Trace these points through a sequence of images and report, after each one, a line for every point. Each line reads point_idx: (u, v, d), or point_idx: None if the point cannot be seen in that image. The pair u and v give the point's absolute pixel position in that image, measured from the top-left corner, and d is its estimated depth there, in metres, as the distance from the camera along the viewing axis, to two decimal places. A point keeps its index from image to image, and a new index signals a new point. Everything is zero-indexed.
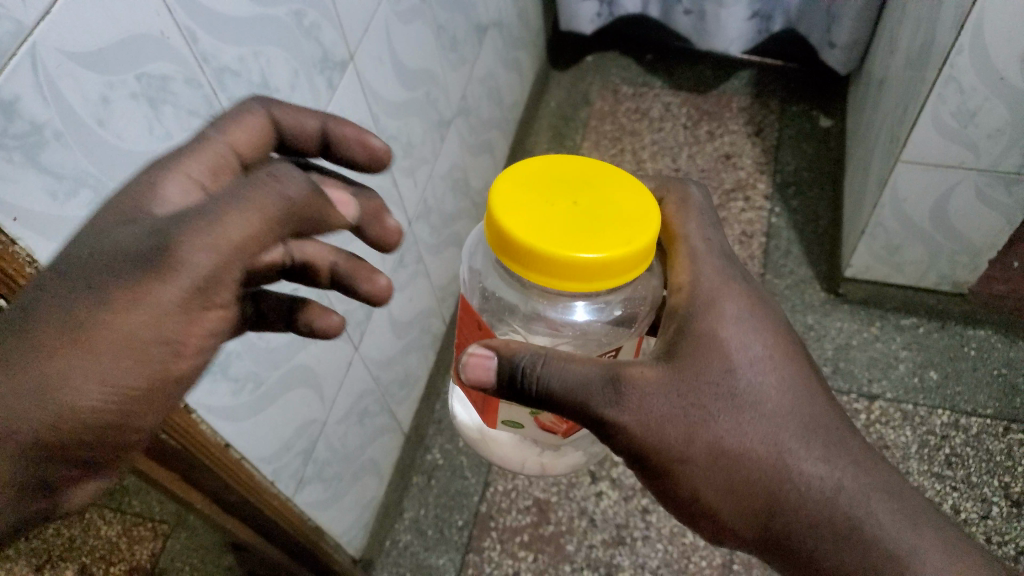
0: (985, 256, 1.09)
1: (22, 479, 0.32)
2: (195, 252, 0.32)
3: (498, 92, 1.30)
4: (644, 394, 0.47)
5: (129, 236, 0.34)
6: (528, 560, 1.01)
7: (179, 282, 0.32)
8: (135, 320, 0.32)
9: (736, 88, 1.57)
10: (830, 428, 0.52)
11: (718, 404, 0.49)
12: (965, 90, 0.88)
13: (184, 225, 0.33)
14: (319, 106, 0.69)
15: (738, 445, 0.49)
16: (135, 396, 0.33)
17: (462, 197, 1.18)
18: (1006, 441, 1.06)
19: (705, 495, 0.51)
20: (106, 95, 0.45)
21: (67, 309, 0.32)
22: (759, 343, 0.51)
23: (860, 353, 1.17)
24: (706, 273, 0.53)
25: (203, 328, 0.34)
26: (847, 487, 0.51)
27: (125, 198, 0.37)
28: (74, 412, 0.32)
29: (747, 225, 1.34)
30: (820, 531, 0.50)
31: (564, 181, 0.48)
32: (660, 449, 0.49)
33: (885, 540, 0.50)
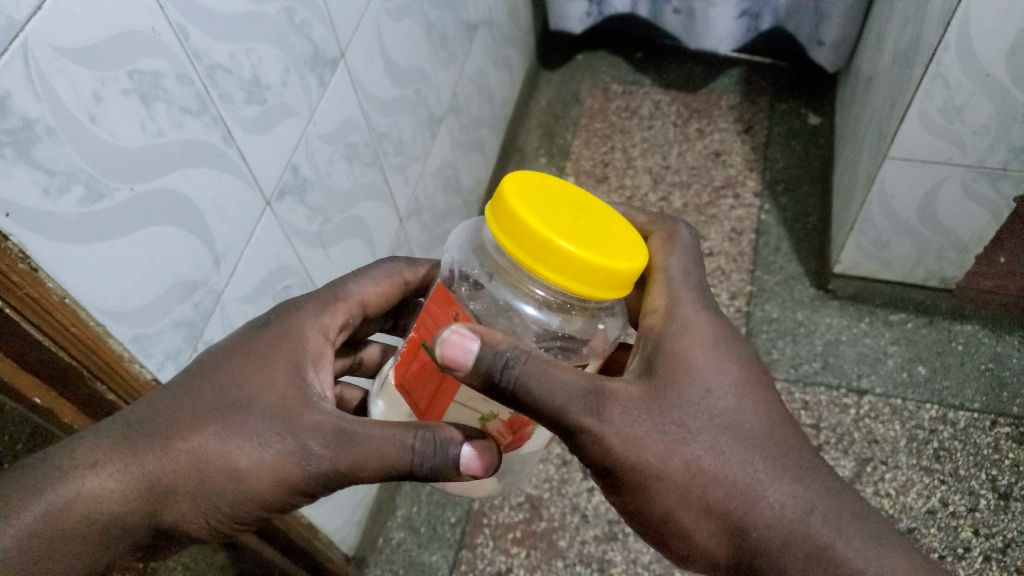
0: (972, 251, 1.10)
1: (142, 538, 0.48)
2: (340, 456, 0.47)
3: (489, 89, 1.30)
4: (624, 408, 0.47)
5: (294, 413, 0.48)
6: (521, 556, 1.02)
7: (305, 477, 0.47)
8: (263, 487, 0.47)
9: (726, 85, 1.58)
10: (799, 450, 0.52)
11: (696, 422, 0.49)
12: (951, 86, 0.88)
13: (348, 439, 0.47)
14: (310, 103, 0.69)
15: (714, 464, 0.49)
16: (234, 521, 0.49)
17: (453, 195, 1.18)
18: (993, 434, 1.07)
19: (678, 513, 0.50)
20: (97, 91, 0.45)
21: (235, 452, 0.47)
22: (733, 368, 0.52)
23: (850, 349, 1.18)
24: (682, 298, 0.53)
25: (308, 494, 0.49)
26: (818, 507, 0.50)
27: (296, 359, 0.51)
28: (197, 518, 0.48)
29: (737, 222, 1.35)
30: (792, 551, 0.50)
31: (574, 200, 0.48)
32: (636, 466, 0.48)
33: (855, 562, 0.49)
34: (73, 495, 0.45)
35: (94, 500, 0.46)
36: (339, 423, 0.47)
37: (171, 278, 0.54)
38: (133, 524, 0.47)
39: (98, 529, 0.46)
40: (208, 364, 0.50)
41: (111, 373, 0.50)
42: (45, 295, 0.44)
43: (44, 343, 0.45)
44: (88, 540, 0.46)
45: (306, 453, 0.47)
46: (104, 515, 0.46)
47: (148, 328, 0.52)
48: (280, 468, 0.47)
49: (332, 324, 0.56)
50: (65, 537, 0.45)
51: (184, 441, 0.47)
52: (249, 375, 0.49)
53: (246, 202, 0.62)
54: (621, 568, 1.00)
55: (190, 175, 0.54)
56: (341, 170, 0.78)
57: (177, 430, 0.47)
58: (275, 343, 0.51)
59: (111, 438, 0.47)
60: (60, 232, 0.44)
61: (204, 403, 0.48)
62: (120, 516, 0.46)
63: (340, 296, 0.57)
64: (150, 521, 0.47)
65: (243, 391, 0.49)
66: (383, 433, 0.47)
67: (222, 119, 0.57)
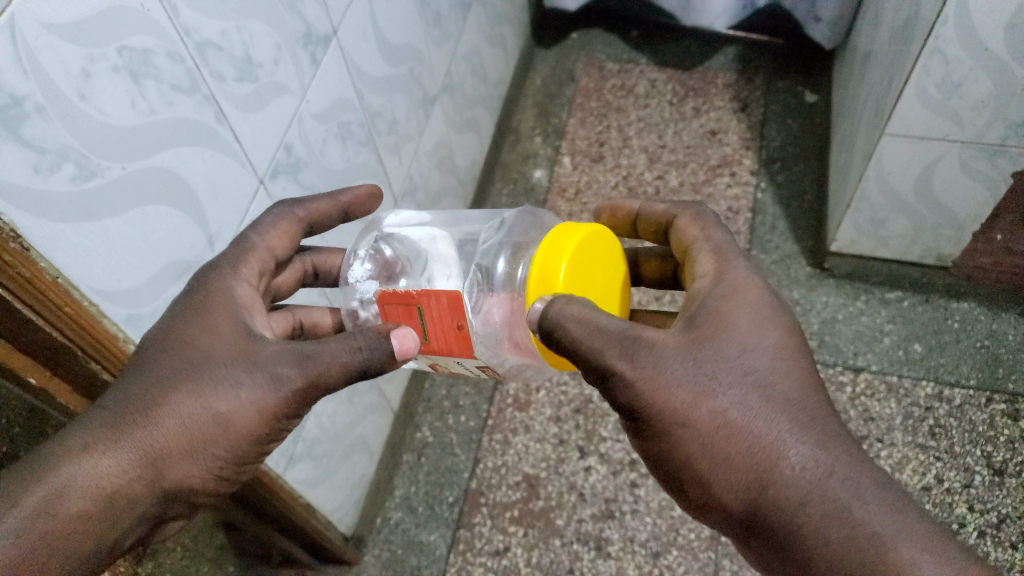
0: (969, 228, 1.10)
1: (149, 514, 0.47)
2: (313, 369, 0.49)
3: (483, 68, 1.29)
4: (660, 356, 0.50)
5: (252, 350, 0.50)
6: (518, 535, 1.02)
7: (284, 402, 0.49)
8: (249, 425, 0.48)
9: (722, 63, 1.56)
10: (829, 416, 0.51)
11: (728, 375, 0.50)
12: (949, 61, 0.88)
13: (312, 353, 0.49)
14: (303, 82, 0.68)
15: (742, 417, 0.49)
16: (229, 469, 0.50)
17: (448, 174, 1.18)
18: (988, 411, 1.07)
19: (701, 460, 0.50)
20: (86, 69, 0.44)
21: (212, 398, 0.48)
22: (775, 332, 0.52)
23: (845, 327, 1.18)
24: (735, 268, 0.55)
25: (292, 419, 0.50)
26: (837, 471, 0.48)
27: (234, 308, 0.52)
28: (196, 475, 0.48)
29: (734, 201, 1.35)
30: (808, 508, 0.47)
31: (606, 279, 0.57)
32: (662, 410, 0.50)
33: (868, 522, 0.46)
34: (69, 480, 0.44)
35: (92, 477, 0.44)
36: (295, 347, 0.50)
37: (165, 259, 0.53)
38: (135, 499, 0.46)
39: (102, 508, 0.45)
40: (162, 333, 0.50)
41: (106, 352, 0.50)
42: (38, 274, 0.43)
43: (37, 323, 0.45)
44: (96, 522, 0.44)
45: (277, 378, 0.48)
46: (106, 490, 0.45)
47: (141, 309, 0.52)
48: (260, 401, 0.48)
49: (252, 274, 0.55)
50: (72, 522, 0.43)
51: (165, 405, 0.47)
52: (200, 332, 0.50)
53: (239, 182, 0.61)
54: (618, 546, 1.00)
55: (183, 154, 0.53)
56: (335, 150, 0.77)
57: (154, 398, 0.47)
58: (214, 296, 0.52)
59: (91, 423, 0.46)
60: (51, 210, 0.43)
61: (172, 368, 0.48)
62: (120, 491, 0.45)
63: (249, 248, 0.56)
64: (152, 492, 0.46)
65: (200, 347, 0.49)
66: (334, 342, 0.50)
67: (214, 97, 0.56)
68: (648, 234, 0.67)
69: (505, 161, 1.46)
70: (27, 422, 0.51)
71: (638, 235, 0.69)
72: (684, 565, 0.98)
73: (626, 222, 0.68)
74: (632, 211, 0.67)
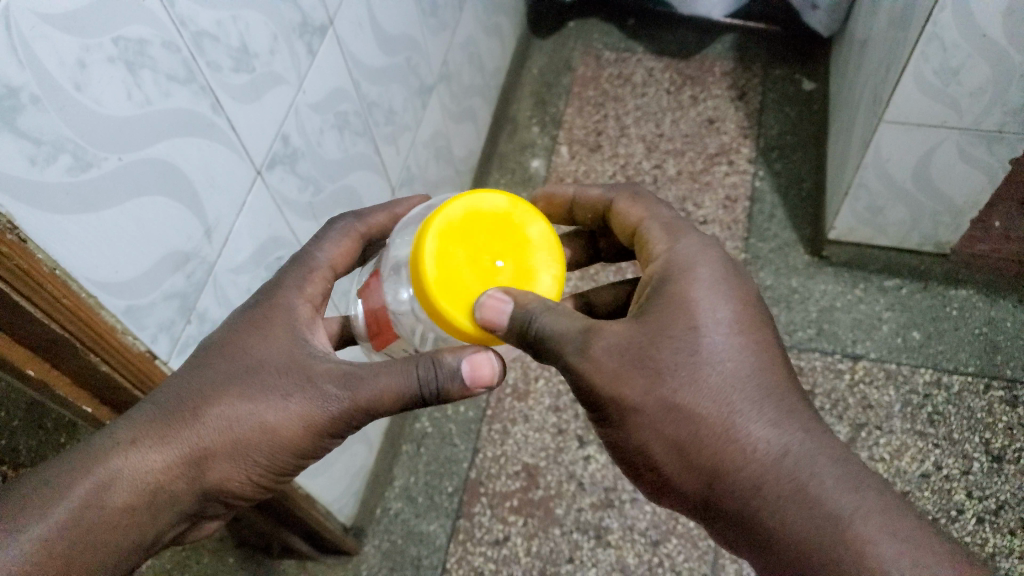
0: (966, 215, 1.10)
1: (185, 509, 0.50)
2: (362, 390, 0.50)
3: (480, 58, 1.28)
4: (611, 349, 0.49)
5: (302, 364, 0.51)
6: (518, 525, 1.03)
7: (329, 419, 0.51)
8: (291, 437, 0.50)
9: (720, 52, 1.56)
10: (785, 391, 0.51)
11: (677, 359, 0.49)
12: (948, 47, 0.87)
13: (368, 373, 0.50)
14: (299, 71, 0.68)
15: (691, 402, 0.50)
16: (264, 477, 0.53)
17: (445, 164, 1.17)
18: (986, 398, 1.08)
19: (654, 446, 0.51)
20: (82, 59, 0.44)
21: (260, 410, 0.50)
22: (730, 307, 0.51)
23: (844, 315, 1.18)
24: (682, 245, 0.54)
25: (334, 436, 0.52)
26: (792, 451, 0.50)
27: (293, 324, 0.53)
28: (234, 478, 0.51)
29: (731, 189, 1.34)
30: (764, 492, 0.49)
31: (506, 232, 0.52)
32: (614, 399, 0.50)
33: (829, 502, 0.48)
34: (118, 473, 0.46)
35: (139, 472, 0.47)
36: (349, 368, 0.51)
37: (162, 250, 0.53)
38: (175, 496, 0.49)
39: (146, 502, 0.47)
40: (223, 339, 0.52)
41: (106, 344, 0.50)
42: (36, 266, 0.43)
43: (35, 314, 0.45)
44: (137, 515, 0.47)
45: (325, 395, 0.50)
46: (149, 485, 0.47)
47: (140, 300, 0.52)
48: (307, 416, 0.50)
49: (315, 292, 0.56)
50: (119, 515, 0.46)
51: (212, 407, 0.49)
52: (258, 342, 0.52)
53: (236, 172, 0.61)
54: (618, 535, 1.00)
55: (180, 145, 0.53)
56: (332, 140, 0.77)
57: (202, 399, 0.49)
58: (278, 314, 0.53)
59: (140, 419, 0.49)
60: (48, 203, 0.43)
61: (221, 373, 0.50)
62: (162, 487, 0.48)
63: (313, 267, 0.57)
64: (190, 489, 0.49)
65: (256, 356, 0.51)
66: (390, 368, 0.50)
67: (210, 87, 0.56)
68: (585, 219, 0.66)
69: (503, 151, 1.46)
70: (26, 415, 0.53)
71: (574, 221, 0.67)
72: (684, 553, 0.98)
73: (561, 210, 0.66)
74: (567, 199, 0.65)
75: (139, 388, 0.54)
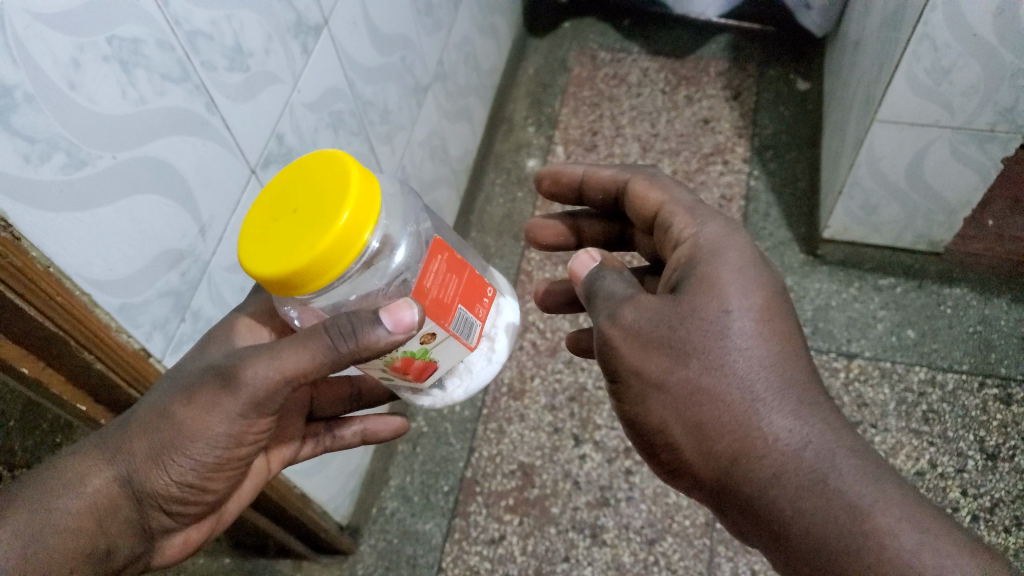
0: (960, 214, 1.11)
1: (128, 517, 0.50)
2: (260, 368, 0.49)
3: (475, 57, 1.28)
4: (642, 319, 0.51)
5: (218, 360, 0.51)
6: (513, 523, 1.03)
7: (244, 405, 0.49)
8: (210, 427, 0.49)
9: (715, 51, 1.56)
10: (807, 383, 0.52)
11: (704, 340, 0.50)
12: (938, 47, 0.88)
13: (269, 350, 0.49)
14: (294, 71, 0.68)
15: (716, 386, 0.50)
16: (201, 476, 0.52)
17: (440, 164, 1.18)
18: (981, 396, 1.08)
19: (674, 426, 0.51)
20: (76, 58, 0.44)
21: (171, 406, 0.50)
22: (759, 295, 0.52)
23: (838, 313, 1.19)
24: (710, 228, 0.55)
25: (254, 420, 0.51)
26: (813, 442, 0.50)
27: (229, 337, 0.55)
28: (164, 482, 0.50)
29: (727, 188, 1.35)
30: (783, 480, 0.49)
31: (303, 180, 0.50)
32: (640, 370, 0.51)
33: (849, 493, 0.48)
34: (57, 482, 0.48)
35: (75, 481, 0.49)
36: (255, 349, 0.50)
37: (156, 248, 0.53)
38: (114, 502, 0.49)
39: (84, 507, 0.48)
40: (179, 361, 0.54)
41: (100, 344, 0.50)
42: (29, 264, 0.43)
43: (30, 314, 0.45)
44: (79, 522, 0.48)
45: (232, 385, 0.49)
46: (86, 492, 0.48)
47: (133, 298, 0.52)
48: (212, 405, 0.49)
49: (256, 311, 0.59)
50: (63, 519, 0.47)
51: (137, 414, 0.51)
52: (194, 354, 0.54)
53: (230, 171, 0.61)
54: (614, 533, 1.00)
55: (175, 143, 0.53)
56: (327, 140, 0.77)
57: (134, 409, 0.51)
58: (218, 338, 0.55)
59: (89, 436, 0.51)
60: (42, 201, 0.43)
61: (155, 385, 0.52)
62: (98, 495, 0.49)
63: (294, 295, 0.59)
64: (128, 496, 0.50)
65: (186, 365, 0.53)
66: (290, 342, 0.49)
67: (205, 86, 0.56)
68: (593, 199, 0.69)
69: (498, 151, 1.46)
70: (23, 416, 0.52)
71: (579, 199, 0.70)
72: (680, 552, 0.99)
73: (572, 186, 0.69)
74: (575, 178, 0.69)
75: (133, 387, 0.54)
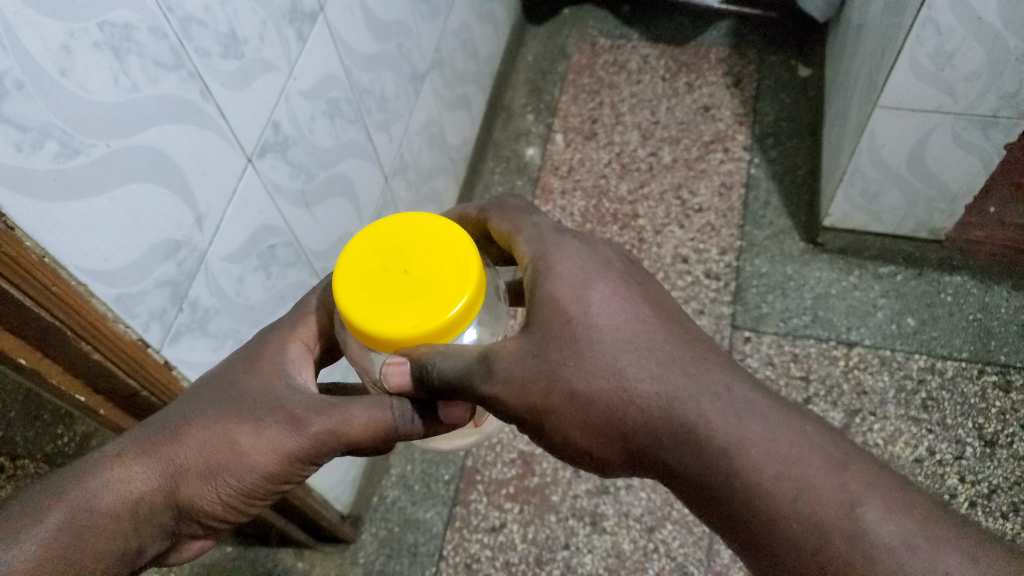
0: (961, 201, 1.10)
1: (164, 526, 0.50)
2: (330, 423, 0.51)
3: (474, 45, 1.28)
4: (508, 364, 0.49)
5: (283, 393, 0.52)
6: (514, 511, 1.03)
7: (302, 449, 0.51)
8: (266, 460, 0.51)
9: (715, 38, 1.55)
10: (667, 346, 0.50)
11: (560, 350, 0.50)
12: (942, 31, 0.87)
13: (342, 408, 0.51)
14: (290, 58, 0.68)
15: (586, 387, 0.49)
16: (244, 500, 0.53)
17: (438, 152, 1.17)
18: (980, 383, 1.08)
19: (579, 435, 0.51)
20: (67, 44, 0.44)
21: (233, 433, 0.50)
22: (600, 284, 0.52)
23: (839, 302, 1.18)
24: (538, 247, 0.54)
25: (309, 465, 0.53)
26: (677, 395, 0.48)
27: (281, 362, 0.54)
28: (208, 497, 0.51)
29: (727, 176, 1.34)
30: (662, 440, 0.48)
31: (413, 239, 0.49)
32: (524, 406, 0.50)
33: (717, 437, 0.47)
34: (101, 484, 0.48)
35: (119, 485, 0.48)
36: (324, 398, 0.52)
37: (152, 238, 0.53)
38: (155, 510, 0.49)
39: (128, 515, 0.48)
40: (222, 373, 0.53)
41: (97, 334, 0.49)
42: (25, 254, 0.43)
43: (26, 304, 0.45)
44: (120, 528, 0.47)
45: (301, 427, 0.51)
46: (131, 500, 0.48)
47: (131, 287, 0.51)
48: (278, 443, 0.51)
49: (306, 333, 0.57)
50: (104, 521, 0.47)
51: (189, 427, 0.50)
52: (243, 374, 0.53)
53: (226, 160, 0.60)
54: (613, 521, 1.01)
55: (169, 132, 0.53)
56: (324, 128, 0.77)
57: (184, 422, 0.51)
58: (269, 350, 0.55)
59: (130, 440, 0.50)
60: (35, 189, 0.43)
61: (206, 402, 0.52)
62: (142, 504, 0.48)
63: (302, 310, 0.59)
64: (170, 510, 0.50)
65: (238, 386, 0.52)
66: (363, 404, 0.51)
67: (199, 73, 0.56)
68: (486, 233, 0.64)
69: (497, 139, 1.45)
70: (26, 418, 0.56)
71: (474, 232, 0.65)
72: (679, 539, 0.99)
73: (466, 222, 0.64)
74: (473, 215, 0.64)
75: (133, 376, 0.54)
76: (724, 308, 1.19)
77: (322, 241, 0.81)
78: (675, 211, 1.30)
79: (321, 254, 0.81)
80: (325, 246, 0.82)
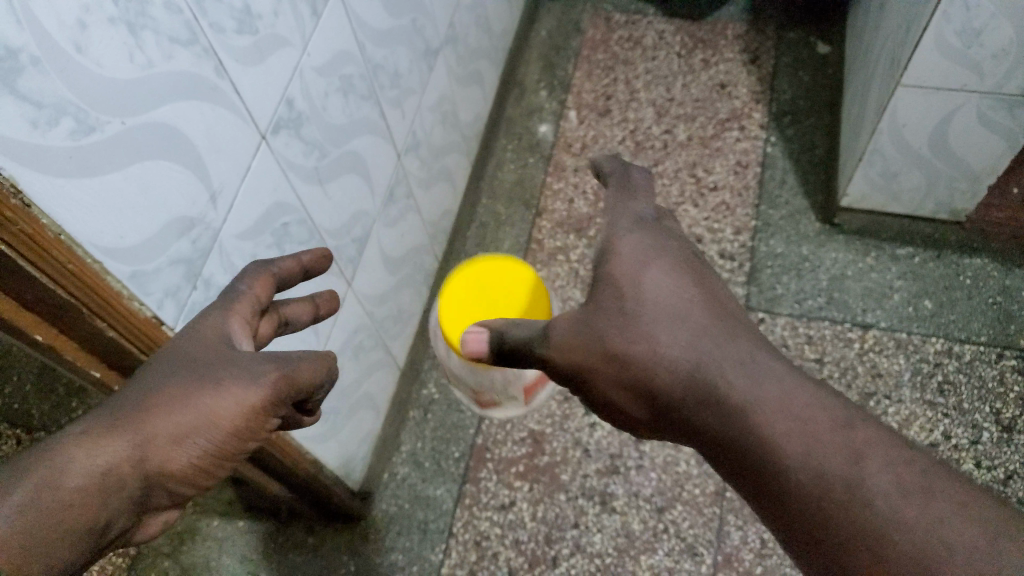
0: (983, 182, 1.09)
1: (134, 500, 0.45)
2: (284, 372, 0.50)
3: (487, 19, 1.26)
4: (563, 332, 0.55)
5: (231, 354, 0.50)
6: (524, 490, 1.03)
7: (266, 403, 0.49)
8: (235, 417, 0.48)
9: (733, 13, 1.52)
10: (708, 318, 0.53)
11: (609, 319, 0.54)
12: (970, 8, 0.85)
13: (285, 360, 0.51)
14: (304, 33, 0.66)
15: (625, 349, 0.53)
16: (213, 464, 0.49)
17: (450, 129, 1.16)
18: (998, 367, 1.07)
19: (614, 394, 0.55)
20: (82, 19, 0.43)
21: (195, 395, 0.47)
22: (661, 264, 0.55)
23: (854, 283, 1.17)
24: (619, 229, 0.58)
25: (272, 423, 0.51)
26: (706, 359, 0.51)
27: (224, 332, 0.51)
28: (178, 462, 0.47)
29: (742, 155, 1.32)
30: (685, 397, 0.52)
31: None
32: (573, 368, 0.55)
33: (736, 396, 0.50)
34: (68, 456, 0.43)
35: (86, 456, 0.43)
36: (272, 353, 0.51)
37: (165, 215, 0.52)
38: (123, 482, 0.45)
39: (99, 486, 0.43)
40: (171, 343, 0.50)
41: (110, 310, 0.49)
42: (41, 232, 0.43)
43: (41, 280, 0.44)
44: (91, 501, 0.43)
45: (259, 377, 0.49)
46: (100, 470, 0.43)
47: (145, 265, 0.51)
48: (244, 398, 0.48)
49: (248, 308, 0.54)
50: (75, 493, 0.42)
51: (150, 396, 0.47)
52: (190, 343, 0.50)
53: (240, 136, 0.59)
54: (623, 501, 1.01)
55: (183, 109, 0.52)
56: (338, 105, 0.76)
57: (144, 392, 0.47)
58: (209, 321, 0.52)
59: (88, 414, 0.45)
60: (50, 167, 0.42)
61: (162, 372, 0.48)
62: (112, 475, 0.44)
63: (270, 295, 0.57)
64: (140, 480, 0.45)
65: (189, 354, 0.50)
66: (303, 353, 0.52)
67: (214, 49, 0.55)
68: None
69: (510, 115, 1.43)
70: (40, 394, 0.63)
71: None
72: (689, 520, 0.99)
73: None
74: None
75: (145, 354, 0.54)
76: (738, 289, 1.18)
77: (335, 218, 0.80)
78: (689, 189, 1.29)
79: (335, 231, 0.80)
80: (338, 222, 0.81)
